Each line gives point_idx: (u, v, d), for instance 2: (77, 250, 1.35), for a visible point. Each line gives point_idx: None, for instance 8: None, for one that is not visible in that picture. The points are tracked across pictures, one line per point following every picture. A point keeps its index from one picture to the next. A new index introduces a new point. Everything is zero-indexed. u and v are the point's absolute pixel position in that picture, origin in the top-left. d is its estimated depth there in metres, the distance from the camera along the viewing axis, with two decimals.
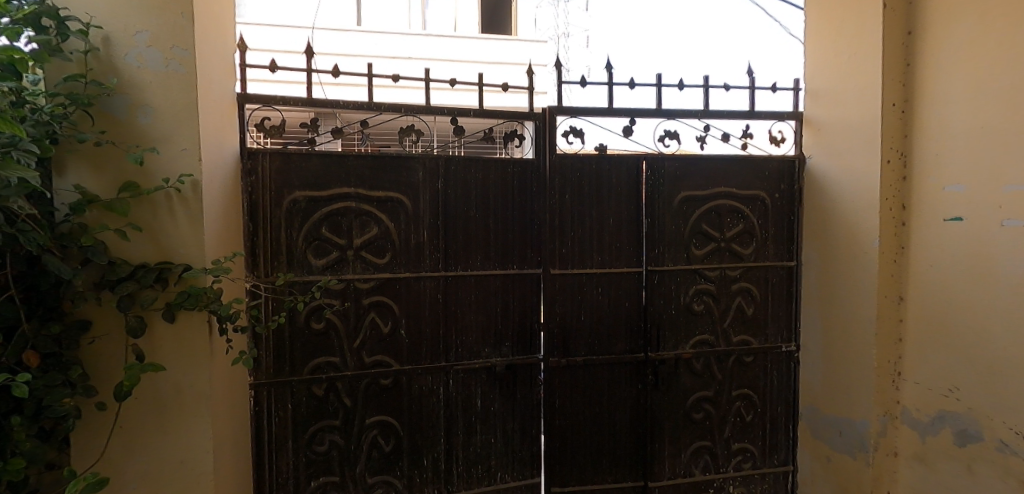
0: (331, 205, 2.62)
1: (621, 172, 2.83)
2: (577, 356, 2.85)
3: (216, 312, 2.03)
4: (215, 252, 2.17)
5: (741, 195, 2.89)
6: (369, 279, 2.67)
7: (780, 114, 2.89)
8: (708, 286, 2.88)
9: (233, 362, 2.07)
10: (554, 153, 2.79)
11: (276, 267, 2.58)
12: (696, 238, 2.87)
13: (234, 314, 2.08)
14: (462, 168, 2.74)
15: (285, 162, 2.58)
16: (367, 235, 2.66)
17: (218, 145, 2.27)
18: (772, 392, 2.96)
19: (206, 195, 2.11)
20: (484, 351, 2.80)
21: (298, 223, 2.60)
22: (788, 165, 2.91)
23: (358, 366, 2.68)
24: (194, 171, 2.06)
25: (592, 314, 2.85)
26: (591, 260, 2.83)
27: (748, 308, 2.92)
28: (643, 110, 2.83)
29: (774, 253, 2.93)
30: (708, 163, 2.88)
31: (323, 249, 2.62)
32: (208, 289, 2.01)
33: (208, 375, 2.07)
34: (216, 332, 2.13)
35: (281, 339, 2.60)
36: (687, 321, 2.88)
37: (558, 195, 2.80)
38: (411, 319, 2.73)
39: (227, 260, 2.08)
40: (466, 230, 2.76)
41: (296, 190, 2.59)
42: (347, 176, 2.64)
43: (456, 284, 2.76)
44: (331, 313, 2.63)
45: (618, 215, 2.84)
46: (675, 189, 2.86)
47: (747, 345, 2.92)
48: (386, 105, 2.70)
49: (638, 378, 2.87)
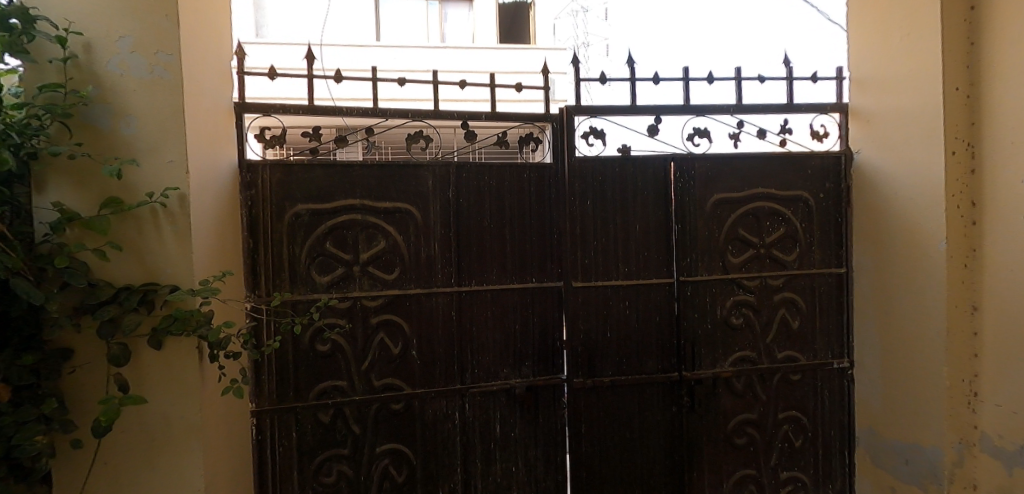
0: (336, 218, 2.45)
1: (648, 175, 2.60)
2: (604, 376, 2.61)
3: (205, 337, 1.82)
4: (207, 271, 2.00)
5: (781, 196, 2.63)
6: (376, 297, 2.49)
7: (823, 107, 2.62)
8: (747, 297, 2.62)
9: (224, 393, 1.84)
10: (573, 156, 2.58)
11: (277, 286, 2.42)
12: (732, 244, 2.62)
13: (225, 340, 1.86)
14: (474, 175, 2.55)
15: (285, 174, 2.41)
16: (374, 249, 2.49)
17: (213, 157, 2.11)
18: (823, 414, 2.66)
19: (195, 210, 1.90)
20: (502, 371, 2.59)
21: (300, 239, 2.43)
22: (833, 161, 2.64)
23: (367, 391, 2.50)
24: (178, 184, 1.84)
25: (619, 330, 2.61)
26: (617, 271, 2.60)
27: (793, 320, 2.64)
28: (670, 107, 2.61)
29: (820, 259, 2.65)
30: (743, 163, 2.63)
31: (327, 265, 2.45)
32: (196, 312, 1.81)
33: (198, 406, 1.88)
34: (207, 360, 1.93)
35: (284, 363, 2.43)
36: (725, 336, 2.62)
37: (579, 202, 2.59)
38: (423, 339, 2.54)
39: (217, 278, 1.87)
40: (480, 242, 2.56)
41: (297, 203, 2.43)
42: (352, 187, 2.47)
43: (470, 300, 2.56)
44: (337, 334, 2.46)
45: (645, 223, 2.60)
46: (707, 191, 2.61)
47: (793, 362, 2.64)
48: (392, 110, 2.53)
49: (672, 400, 2.61)
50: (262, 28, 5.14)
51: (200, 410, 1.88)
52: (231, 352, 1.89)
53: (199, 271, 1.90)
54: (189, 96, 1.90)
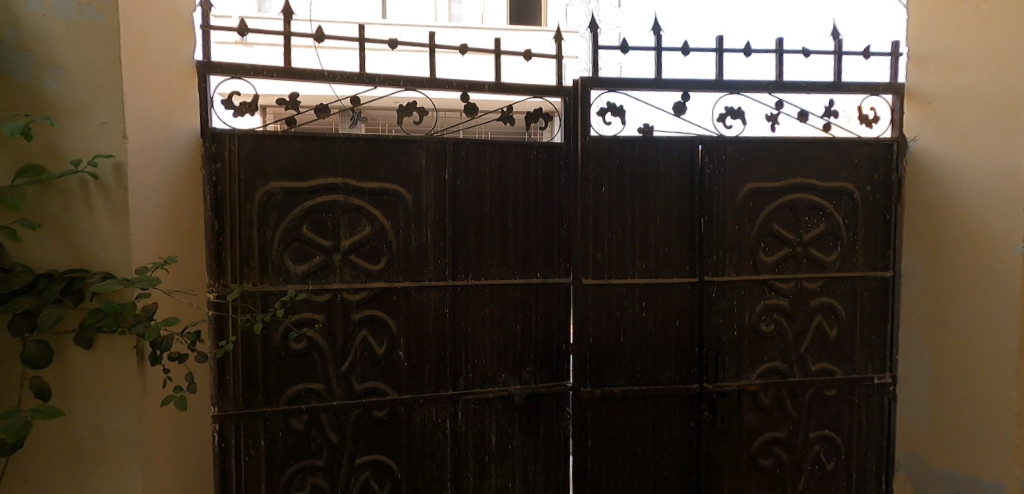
0: (314, 199, 2.15)
1: (671, 159, 2.29)
2: (615, 386, 2.31)
3: (141, 336, 1.53)
4: (149, 256, 1.73)
5: (823, 188, 2.31)
6: (359, 290, 2.20)
7: (874, 87, 2.30)
8: (780, 302, 2.31)
9: (161, 404, 1.54)
10: (587, 135, 2.26)
11: (245, 275, 2.12)
12: (765, 241, 2.31)
13: (167, 339, 1.56)
14: (474, 155, 2.25)
15: (256, 146, 2.10)
16: (358, 234, 2.19)
17: (159, 125, 1.86)
18: (860, 435, 2.36)
19: (134, 182, 1.66)
20: (500, 376, 2.31)
21: (273, 222, 2.13)
22: (883, 149, 2.32)
23: (345, 395, 2.21)
24: (113, 150, 1.61)
25: (634, 335, 2.30)
26: (633, 268, 2.29)
27: (830, 329, 2.33)
28: (700, 83, 2.28)
29: (864, 261, 2.34)
30: (780, 148, 2.31)
31: (304, 252, 2.16)
32: (130, 307, 1.51)
33: (137, 416, 1.60)
34: (147, 362, 1.65)
35: (252, 362, 2.14)
36: (752, 345, 2.31)
37: (593, 187, 2.28)
38: (412, 339, 2.25)
39: (158, 266, 1.60)
40: (479, 230, 2.26)
41: (271, 181, 2.12)
42: (334, 164, 2.17)
43: (466, 296, 2.27)
44: (312, 331, 2.17)
45: (668, 214, 2.29)
46: (737, 180, 2.29)
47: (829, 376, 2.34)
48: (382, 77, 2.21)
49: (690, 415, 2.31)
50: (263, 4, 4.59)
51: (139, 420, 1.61)
52: (175, 354, 1.61)
53: (138, 256, 1.66)
54: (128, 48, 1.67)
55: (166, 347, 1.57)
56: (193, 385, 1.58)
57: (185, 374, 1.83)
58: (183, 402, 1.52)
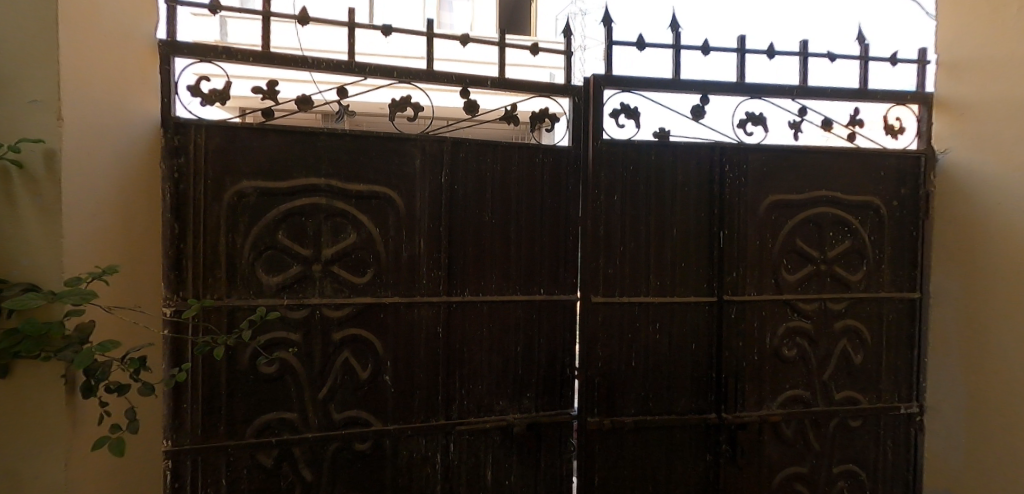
0: (293, 202, 1.89)
1: (689, 167, 2.10)
2: (625, 415, 2.08)
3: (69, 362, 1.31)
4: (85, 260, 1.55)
5: (848, 202, 2.15)
6: (342, 305, 1.94)
7: (901, 95, 2.16)
8: (803, 324, 2.13)
9: (92, 448, 1.28)
10: (599, 138, 2.06)
11: (210, 287, 1.83)
12: (788, 257, 2.13)
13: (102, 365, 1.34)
14: (473, 157, 2.03)
15: (227, 139, 1.84)
16: (342, 243, 1.94)
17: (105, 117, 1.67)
18: (885, 469, 2.19)
19: (69, 174, 1.50)
20: (498, 404, 2.07)
21: (245, 227, 1.86)
22: (910, 162, 2.18)
23: (323, 426, 1.94)
24: (45, 136, 1.45)
25: (647, 359, 2.09)
26: (646, 285, 2.08)
27: (855, 354, 2.16)
28: (721, 85, 2.10)
29: (890, 281, 2.18)
30: (804, 158, 2.14)
31: (280, 262, 1.89)
32: (54, 328, 1.29)
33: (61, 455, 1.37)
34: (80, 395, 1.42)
35: (215, 388, 1.85)
36: (774, 371, 2.12)
37: (604, 195, 2.07)
38: (400, 362, 2.00)
39: (93, 278, 1.39)
40: (478, 241, 2.04)
41: (243, 179, 1.85)
42: (317, 163, 1.91)
43: (462, 314, 2.04)
44: (286, 352, 1.90)
45: (685, 227, 2.09)
46: (759, 192, 2.11)
47: (854, 405, 2.16)
48: (375, 66, 1.97)
49: (707, 448, 2.10)
50: None
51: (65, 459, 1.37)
52: (114, 385, 1.36)
53: (72, 259, 1.49)
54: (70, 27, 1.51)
55: (102, 377, 1.32)
56: (134, 422, 1.33)
57: (125, 409, 1.55)
58: (119, 446, 1.27)
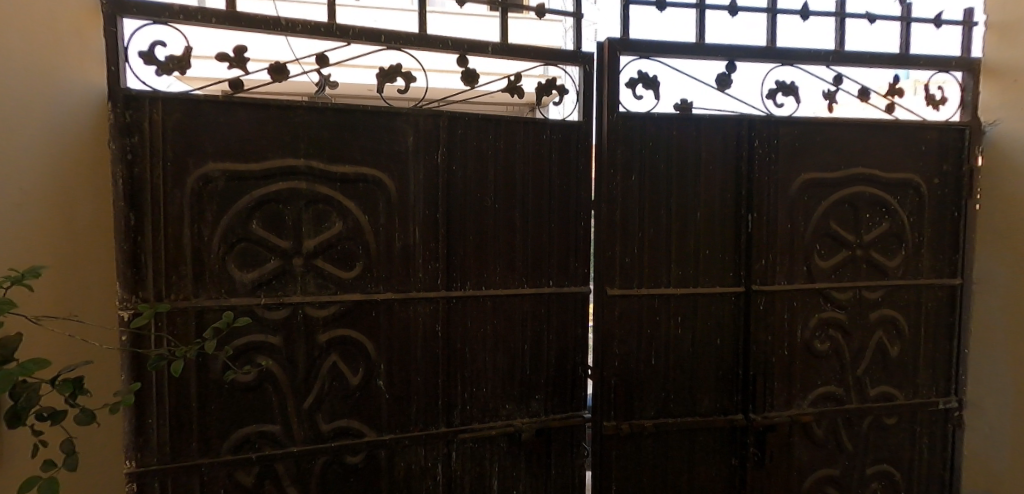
0: (269, 187, 1.66)
1: (714, 144, 1.88)
2: (644, 418, 1.90)
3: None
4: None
5: (887, 180, 1.95)
6: (328, 304, 1.72)
7: (945, 62, 1.96)
8: (836, 315, 1.95)
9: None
10: (615, 112, 1.84)
11: (174, 286, 1.60)
12: (821, 242, 1.93)
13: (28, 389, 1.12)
14: (473, 134, 1.80)
15: (189, 115, 1.59)
16: (326, 233, 1.71)
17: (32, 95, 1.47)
18: (920, 468, 2.04)
19: None
20: (503, 407, 1.87)
21: (213, 216, 1.62)
22: (954, 136, 1.98)
23: (309, 439, 1.72)
24: None
25: (667, 356, 1.90)
26: (667, 274, 1.89)
27: (891, 347, 1.99)
28: (749, 50, 1.88)
29: (929, 267, 2.00)
30: (840, 132, 1.93)
31: (255, 256, 1.66)
32: None
33: None
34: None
35: (185, 400, 1.62)
36: (805, 366, 1.94)
37: (620, 175, 1.85)
38: (395, 365, 1.79)
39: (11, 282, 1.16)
40: (480, 228, 1.82)
41: (210, 161, 1.61)
42: (295, 142, 1.68)
43: (463, 310, 1.82)
44: (265, 357, 1.68)
45: (709, 210, 1.89)
46: (790, 170, 1.90)
47: (889, 402, 1.99)
48: (359, 30, 1.71)
49: (732, 451, 1.93)
50: None
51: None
52: (46, 413, 1.14)
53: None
54: None
55: (26, 405, 1.10)
56: (70, 457, 1.12)
57: (57, 443, 1.41)
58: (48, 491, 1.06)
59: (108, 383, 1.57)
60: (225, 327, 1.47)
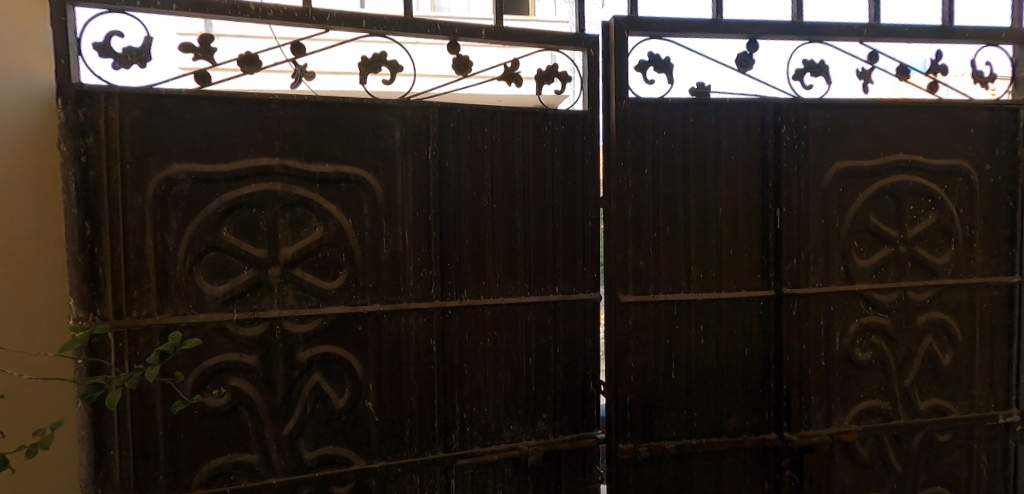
0: (240, 190, 1.49)
1: (735, 131, 1.69)
2: (664, 439, 1.70)
3: None
4: None
5: (932, 167, 1.74)
6: (309, 318, 1.55)
7: (993, 34, 1.76)
8: (880, 320, 1.74)
9: None
10: (623, 98, 1.65)
11: (136, 301, 1.44)
12: (860, 238, 1.73)
13: None
14: (466, 127, 1.63)
15: (150, 111, 1.44)
16: (305, 239, 1.54)
17: None
18: (977, 490, 1.82)
19: None
20: (507, 429, 1.69)
21: (178, 223, 1.46)
22: (1006, 116, 1.77)
23: (291, 469, 1.55)
24: None
25: (689, 369, 1.70)
26: (686, 278, 1.69)
27: (942, 354, 1.77)
28: (773, 26, 1.70)
29: (982, 263, 1.78)
30: (877, 114, 1.72)
31: (226, 266, 1.50)
32: None
33: None
34: None
35: (150, 428, 1.46)
36: (845, 378, 1.73)
37: (632, 168, 1.66)
38: (385, 384, 1.61)
39: None
40: (476, 231, 1.64)
41: (173, 162, 1.46)
42: (269, 140, 1.52)
43: (460, 322, 1.65)
44: (239, 378, 1.51)
45: (733, 206, 1.69)
46: (822, 158, 1.70)
47: (941, 416, 1.77)
48: (339, 14, 1.55)
49: (765, 475, 1.73)
50: None
51: None
52: None
53: None
54: None
55: None
56: None
57: None
58: None
59: (47, 414, 1.42)
60: (174, 349, 1.18)
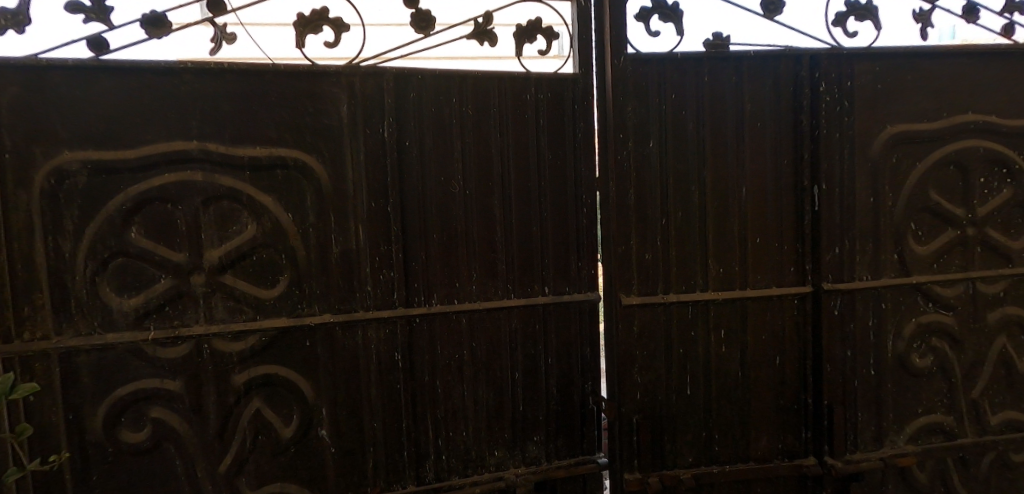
0: (150, 182, 1.22)
1: (760, 92, 1.37)
2: (679, 464, 1.42)
3: None
4: None
5: (1008, 130, 1.41)
6: (244, 334, 1.29)
7: None
8: (942, 318, 1.42)
9: None
10: (621, 55, 1.34)
11: (28, 321, 1.19)
12: (917, 220, 1.41)
13: None
14: (429, 97, 1.33)
15: (32, 89, 1.17)
16: (234, 238, 1.27)
17: None
18: None
19: None
20: (490, 457, 1.42)
21: (75, 225, 1.20)
22: None
23: None
24: None
25: (708, 383, 1.41)
26: (703, 273, 1.39)
27: (1018, 357, 1.46)
28: None
29: None
30: (939, 65, 1.39)
31: (138, 275, 1.23)
32: None
33: None
34: None
35: (57, 470, 1.22)
36: (898, 389, 1.43)
37: (634, 140, 1.36)
38: (342, 409, 1.35)
39: None
40: (446, 224, 1.35)
41: (64, 150, 1.19)
42: (185, 119, 1.24)
43: (430, 332, 1.37)
44: (162, 408, 1.26)
45: (759, 184, 1.38)
46: (870, 122, 1.38)
47: (1017, 432, 1.47)
48: None
49: None
50: None
51: None
52: None
53: None
54: None
55: None
56: None
57: None
58: None
59: None
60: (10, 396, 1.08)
